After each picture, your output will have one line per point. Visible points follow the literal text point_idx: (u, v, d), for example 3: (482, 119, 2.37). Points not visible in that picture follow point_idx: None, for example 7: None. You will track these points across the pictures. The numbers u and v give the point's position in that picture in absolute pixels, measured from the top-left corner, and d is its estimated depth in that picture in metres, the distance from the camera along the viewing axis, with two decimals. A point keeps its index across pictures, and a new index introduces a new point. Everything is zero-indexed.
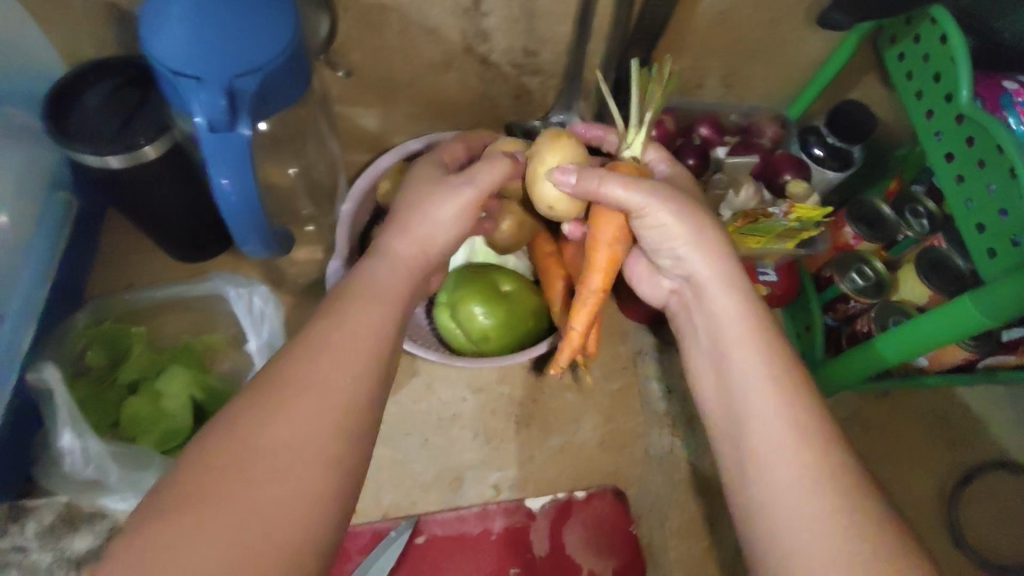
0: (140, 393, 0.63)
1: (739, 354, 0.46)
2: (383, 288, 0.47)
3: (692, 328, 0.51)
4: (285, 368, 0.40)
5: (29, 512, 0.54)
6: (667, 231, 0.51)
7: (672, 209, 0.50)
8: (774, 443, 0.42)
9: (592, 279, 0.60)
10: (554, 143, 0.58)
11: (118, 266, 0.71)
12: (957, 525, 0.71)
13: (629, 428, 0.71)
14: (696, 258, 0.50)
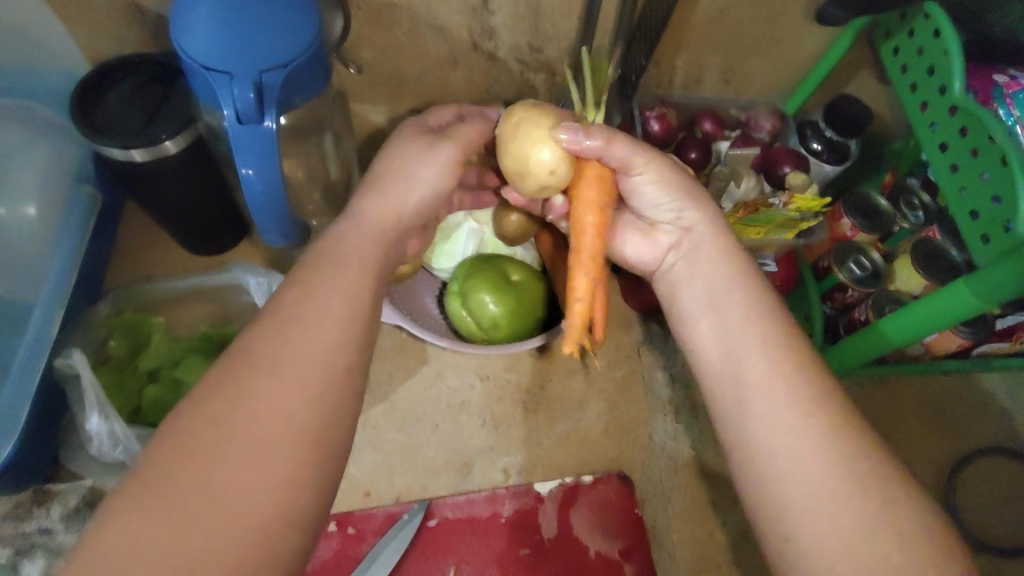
0: (160, 381, 0.65)
1: (736, 318, 0.48)
2: (359, 257, 0.47)
3: (679, 292, 0.52)
4: (256, 346, 0.40)
5: (52, 496, 0.60)
6: (663, 189, 0.54)
7: (664, 169, 0.53)
8: (772, 417, 0.43)
9: (589, 244, 0.58)
10: (535, 108, 0.55)
11: (136, 258, 0.73)
12: (954, 508, 0.73)
13: (633, 415, 0.73)
14: (690, 209, 0.53)
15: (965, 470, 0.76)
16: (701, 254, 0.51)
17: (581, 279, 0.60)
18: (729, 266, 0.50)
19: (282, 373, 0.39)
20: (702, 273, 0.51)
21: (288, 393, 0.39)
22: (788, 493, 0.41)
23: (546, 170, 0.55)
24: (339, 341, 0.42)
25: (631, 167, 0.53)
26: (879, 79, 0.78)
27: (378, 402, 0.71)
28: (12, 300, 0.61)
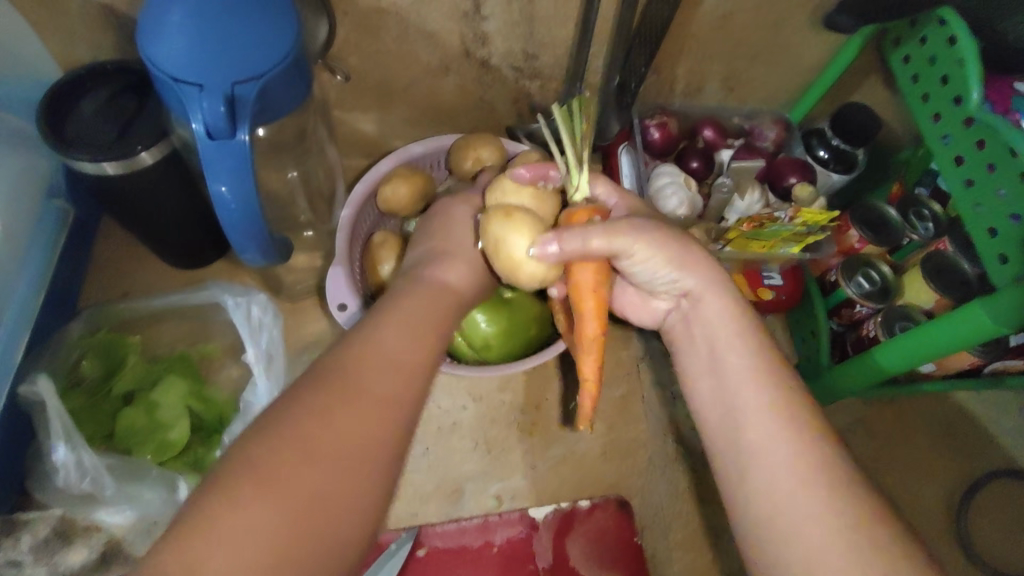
0: (134, 404, 0.62)
1: (747, 391, 0.44)
2: (424, 311, 0.44)
3: (687, 361, 0.49)
4: (332, 372, 0.38)
5: (21, 526, 0.55)
6: (657, 266, 0.48)
7: (657, 241, 0.47)
8: (778, 456, 0.41)
9: (587, 326, 0.55)
10: (505, 213, 0.51)
11: (111, 273, 0.70)
12: (965, 535, 0.70)
13: (632, 437, 0.70)
14: (688, 276, 0.48)
15: (977, 494, 0.73)
16: (704, 316, 0.48)
17: (588, 360, 0.56)
18: (737, 332, 0.46)
19: (342, 417, 0.36)
20: (701, 332, 0.48)
21: (325, 434, 0.35)
22: (798, 534, 0.39)
23: (538, 275, 0.53)
24: (389, 393, 0.39)
25: (619, 254, 0.48)
26: (888, 86, 0.75)
27: None
28: None
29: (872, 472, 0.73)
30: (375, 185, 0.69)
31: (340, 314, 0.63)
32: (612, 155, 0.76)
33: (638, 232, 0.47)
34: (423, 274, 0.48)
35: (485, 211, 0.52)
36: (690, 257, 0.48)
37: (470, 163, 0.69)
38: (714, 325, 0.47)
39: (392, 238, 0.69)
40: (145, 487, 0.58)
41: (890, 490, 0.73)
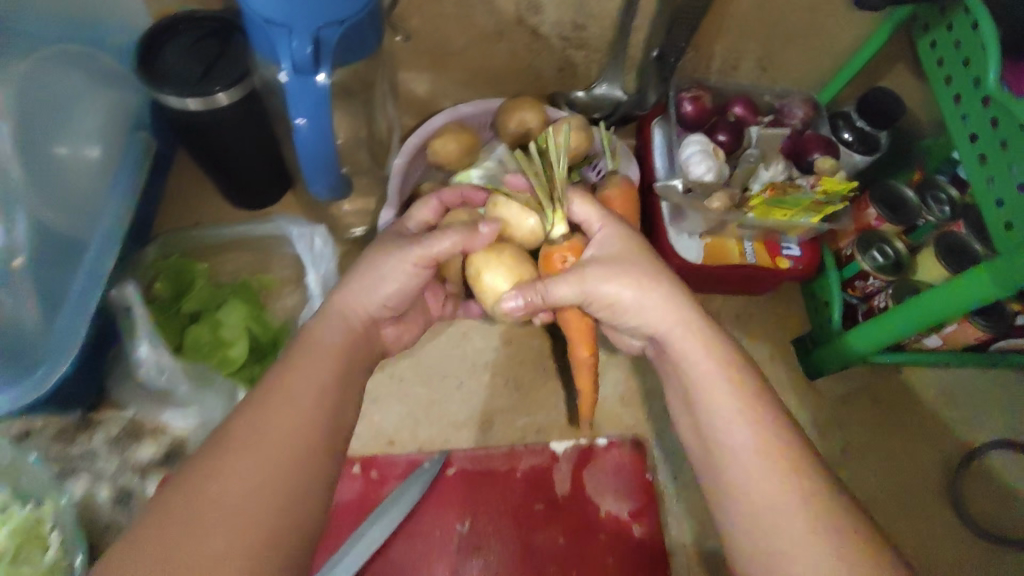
0: (201, 322, 0.69)
1: (718, 409, 0.49)
2: (326, 350, 0.49)
3: (668, 379, 0.54)
4: (264, 395, 0.44)
5: (98, 423, 0.66)
6: (624, 301, 0.53)
7: (619, 280, 0.53)
8: (747, 453, 0.46)
9: (578, 351, 0.63)
10: (490, 257, 0.60)
11: (182, 206, 0.77)
12: (958, 498, 0.76)
13: (650, 385, 0.76)
14: (651, 312, 0.52)
15: (972, 463, 0.79)
16: (674, 348, 0.52)
17: (582, 379, 0.65)
18: (708, 354, 0.51)
19: (260, 444, 0.41)
20: (669, 366, 0.53)
21: (261, 452, 0.41)
22: (770, 526, 0.44)
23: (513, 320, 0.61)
24: (306, 419, 0.44)
25: (585, 298, 0.54)
26: (917, 76, 0.79)
27: (406, 356, 0.74)
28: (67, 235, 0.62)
29: (874, 434, 0.79)
30: (428, 139, 0.74)
31: None
32: (642, 125, 0.80)
33: (601, 275, 0.53)
34: (338, 312, 0.52)
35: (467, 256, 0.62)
36: (657, 300, 0.52)
37: (515, 125, 0.75)
38: (682, 357, 0.52)
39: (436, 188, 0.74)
40: (210, 390, 0.66)
41: (889, 452, 0.78)
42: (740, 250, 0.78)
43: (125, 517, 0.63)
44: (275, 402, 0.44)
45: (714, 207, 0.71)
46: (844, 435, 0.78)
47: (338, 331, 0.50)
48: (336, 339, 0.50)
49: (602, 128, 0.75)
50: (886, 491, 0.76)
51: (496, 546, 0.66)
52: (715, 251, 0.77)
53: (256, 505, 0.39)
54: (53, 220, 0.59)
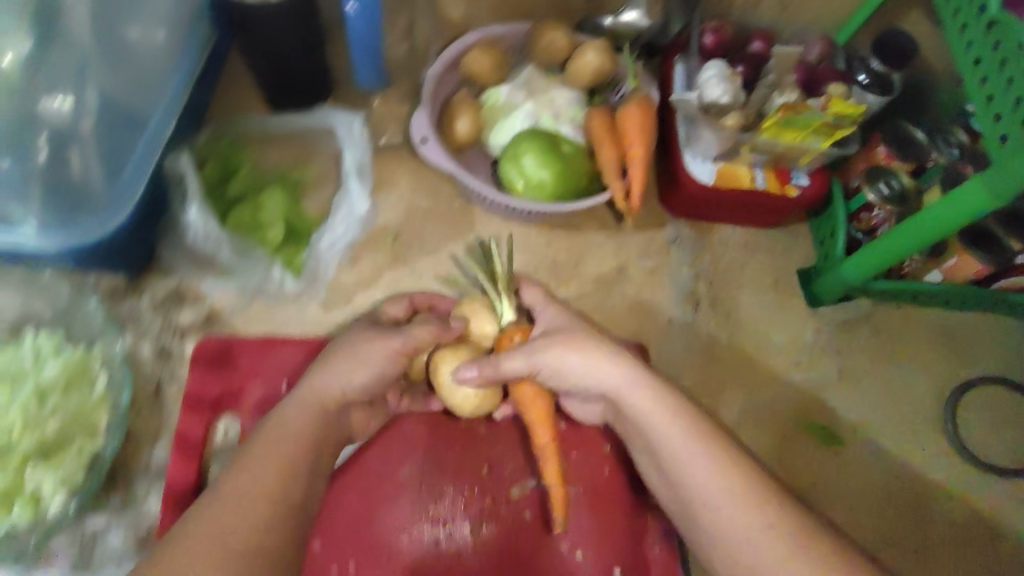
0: (244, 205, 0.74)
1: (675, 437, 0.53)
2: (301, 411, 0.53)
3: (628, 434, 0.59)
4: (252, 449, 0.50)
5: (144, 287, 0.72)
6: (572, 370, 0.59)
7: (560, 347, 0.59)
8: (682, 442, 0.53)
9: (540, 433, 0.64)
10: (449, 349, 0.65)
11: (227, 105, 0.82)
12: (950, 422, 0.80)
13: (655, 299, 0.81)
14: (598, 375, 0.57)
15: (966, 395, 0.82)
16: (625, 408, 0.57)
17: (547, 464, 0.64)
18: (651, 402, 0.55)
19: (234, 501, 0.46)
20: (628, 420, 0.57)
21: (245, 494, 0.47)
22: (705, 499, 0.50)
23: (471, 401, 0.65)
24: (282, 464, 0.49)
25: (535, 366, 0.61)
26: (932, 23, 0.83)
27: (427, 256, 0.78)
28: (127, 108, 0.65)
29: (872, 360, 0.82)
30: (462, 53, 0.79)
31: (420, 145, 0.73)
32: (664, 63, 0.85)
33: (543, 347, 0.59)
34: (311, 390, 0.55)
35: (427, 350, 0.66)
36: (603, 363, 0.57)
37: (545, 44, 0.79)
38: (632, 416, 0.56)
39: (466, 98, 0.78)
40: (252, 257, 0.69)
41: (884, 378, 0.81)
42: (752, 176, 0.81)
43: (164, 370, 0.69)
44: (243, 468, 0.49)
45: (728, 124, 0.76)
46: (841, 359, 0.81)
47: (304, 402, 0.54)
48: (295, 414, 0.53)
49: (627, 54, 0.80)
50: (880, 417, 0.79)
51: (494, 436, 0.70)
52: (726, 175, 0.81)
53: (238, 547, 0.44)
54: (117, 96, 0.63)
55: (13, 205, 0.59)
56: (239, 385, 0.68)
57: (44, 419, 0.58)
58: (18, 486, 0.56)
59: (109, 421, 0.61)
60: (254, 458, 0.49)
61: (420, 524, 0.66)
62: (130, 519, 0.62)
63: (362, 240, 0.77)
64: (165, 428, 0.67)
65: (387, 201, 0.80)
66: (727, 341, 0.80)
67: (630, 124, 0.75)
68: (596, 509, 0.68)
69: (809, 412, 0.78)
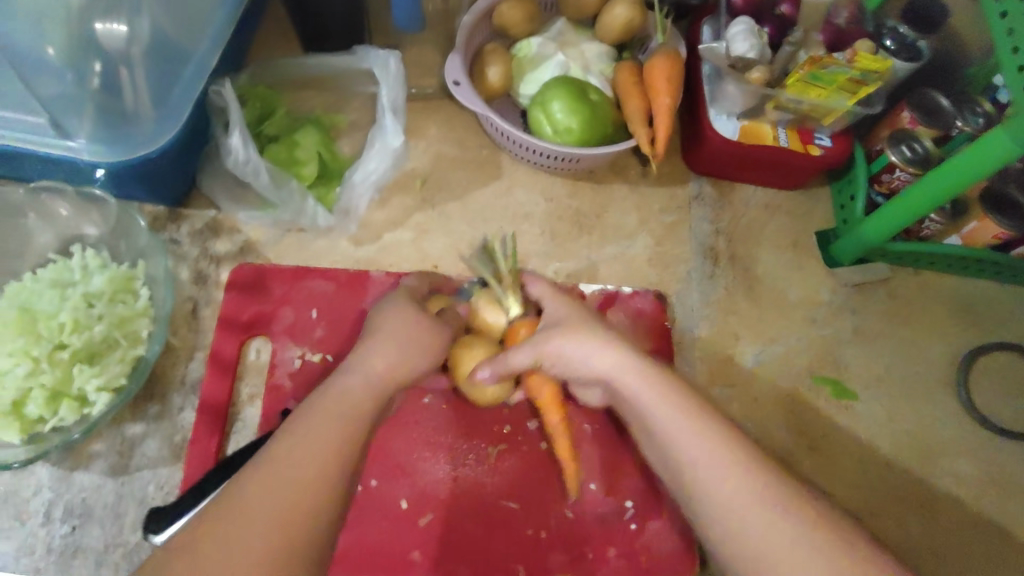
0: (280, 142, 0.76)
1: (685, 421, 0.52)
2: (345, 407, 0.52)
3: (630, 419, 0.59)
4: (284, 446, 0.48)
5: (184, 217, 0.75)
6: (575, 359, 0.58)
7: (563, 338, 0.58)
8: (676, 419, 0.52)
9: (551, 418, 0.66)
10: (461, 347, 0.66)
11: (267, 48, 0.84)
12: (962, 384, 0.80)
13: (675, 253, 0.83)
14: (600, 366, 0.57)
15: (979, 360, 0.82)
16: (628, 394, 0.56)
17: (558, 441, 0.65)
18: (655, 393, 0.54)
19: (261, 499, 0.45)
20: (627, 404, 0.57)
21: (273, 491, 0.45)
22: (711, 463, 0.50)
23: (487, 393, 0.66)
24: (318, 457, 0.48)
25: (540, 358, 0.60)
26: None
27: (455, 200, 0.81)
28: (172, 41, 0.66)
29: (887, 321, 0.83)
30: (493, 4, 0.80)
31: (453, 87, 0.75)
32: (693, 24, 0.87)
33: (550, 337, 0.59)
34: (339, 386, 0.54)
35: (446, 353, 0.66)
36: (600, 350, 0.57)
37: None
38: (634, 400, 0.55)
39: (499, 48, 0.80)
40: (289, 189, 0.72)
41: (899, 340, 0.82)
42: (775, 135, 0.82)
43: (200, 294, 0.72)
44: (279, 455, 0.48)
45: (753, 79, 0.77)
46: (856, 319, 0.82)
47: (368, 387, 0.54)
48: (356, 395, 0.53)
49: (657, 9, 0.82)
50: (893, 377, 0.80)
51: None
52: (749, 132, 0.82)
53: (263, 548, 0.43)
54: (167, 30, 0.65)
55: (71, 119, 0.62)
56: (272, 310, 0.71)
57: (92, 322, 0.62)
58: (66, 384, 0.60)
59: (150, 330, 0.64)
60: (291, 444, 0.48)
61: (438, 454, 0.67)
62: (165, 428, 0.65)
63: (390, 184, 0.80)
64: (200, 346, 0.69)
65: (417, 147, 0.82)
66: (744, 296, 0.82)
67: (653, 78, 0.77)
68: (608, 444, 0.70)
69: (820, 366, 0.80)
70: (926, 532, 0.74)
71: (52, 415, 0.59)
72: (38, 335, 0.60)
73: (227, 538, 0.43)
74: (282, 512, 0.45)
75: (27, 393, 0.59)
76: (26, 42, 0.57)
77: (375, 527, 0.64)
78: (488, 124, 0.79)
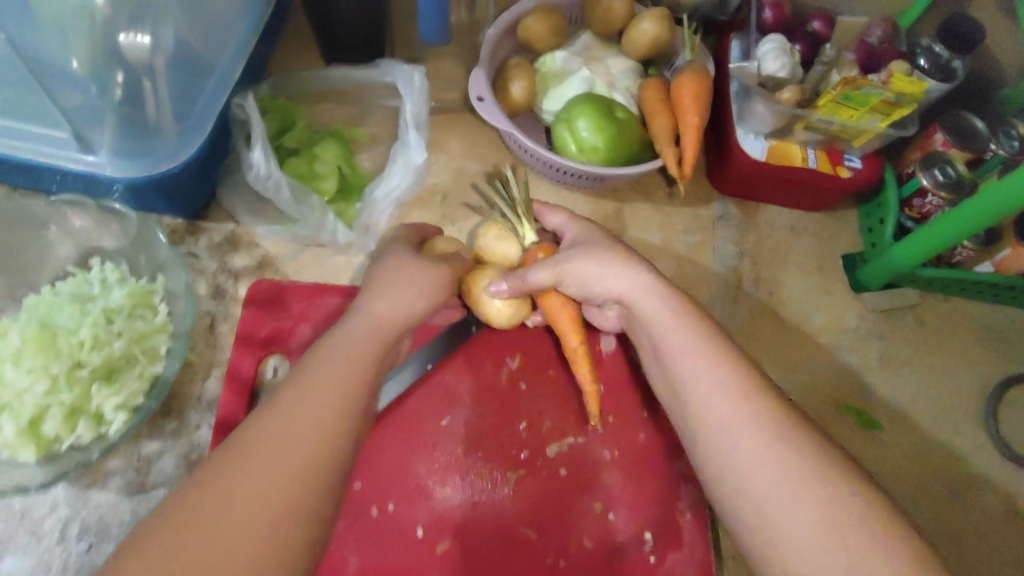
0: (300, 155, 0.75)
1: (732, 433, 0.52)
2: (362, 360, 0.52)
3: (642, 342, 0.63)
4: (304, 384, 0.48)
5: (203, 231, 0.74)
6: (591, 278, 0.64)
7: (581, 257, 0.64)
8: (687, 341, 0.57)
9: (569, 338, 0.69)
10: (478, 271, 0.70)
11: (288, 59, 0.83)
12: (993, 416, 0.78)
13: (698, 275, 0.81)
14: (614, 282, 0.63)
15: (1009, 391, 0.80)
16: (639, 310, 0.61)
17: (580, 367, 0.68)
18: (666, 307, 0.60)
19: (279, 441, 0.45)
20: (639, 323, 0.62)
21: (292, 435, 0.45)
22: (756, 485, 0.49)
23: (506, 313, 0.70)
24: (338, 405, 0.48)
25: (558, 277, 0.66)
26: (1010, 16, 0.81)
27: (476, 217, 0.79)
28: (196, 52, 0.66)
29: (915, 350, 0.81)
30: (520, 17, 0.79)
31: (476, 103, 0.74)
32: (721, 40, 0.85)
33: (566, 257, 0.65)
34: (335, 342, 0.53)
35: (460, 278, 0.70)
36: (619, 270, 0.63)
37: (601, 13, 0.80)
38: (647, 318, 0.61)
39: (523, 62, 0.79)
40: (308, 205, 0.71)
41: (928, 369, 0.80)
42: (804, 155, 0.81)
43: (219, 308, 0.71)
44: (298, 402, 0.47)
45: (784, 98, 0.75)
46: (883, 346, 0.81)
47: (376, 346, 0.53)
48: (367, 364, 0.52)
49: (686, 25, 0.80)
50: (922, 405, 0.78)
51: (523, 402, 0.70)
52: (777, 152, 0.80)
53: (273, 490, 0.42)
54: (191, 41, 0.64)
55: (92, 132, 0.62)
56: (290, 326, 0.70)
57: (111, 339, 0.61)
58: (84, 401, 0.59)
59: (169, 347, 0.64)
60: (310, 388, 0.48)
61: (459, 474, 0.66)
62: (181, 446, 0.64)
63: (411, 199, 0.78)
64: (218, 362, 0.69)
65: (439, 162, 0.81)
66: (769, 320, 0.80)
67: (681, 95, 0.75)
68: (631, 470, 0.68)
69: (846, 394, 0.78)
70: (956, 564, 0.72)
71: (69, 433, 0.58)
72: (56, 352, 0.59)
73: (240, 498, 0.42)
74: (298, 471, 0.44)
75: (45, 410, 0.57)
76: (51, 50, 0.56)
77: (392, 551, 0.63)
78: (511, 141, 0.78)
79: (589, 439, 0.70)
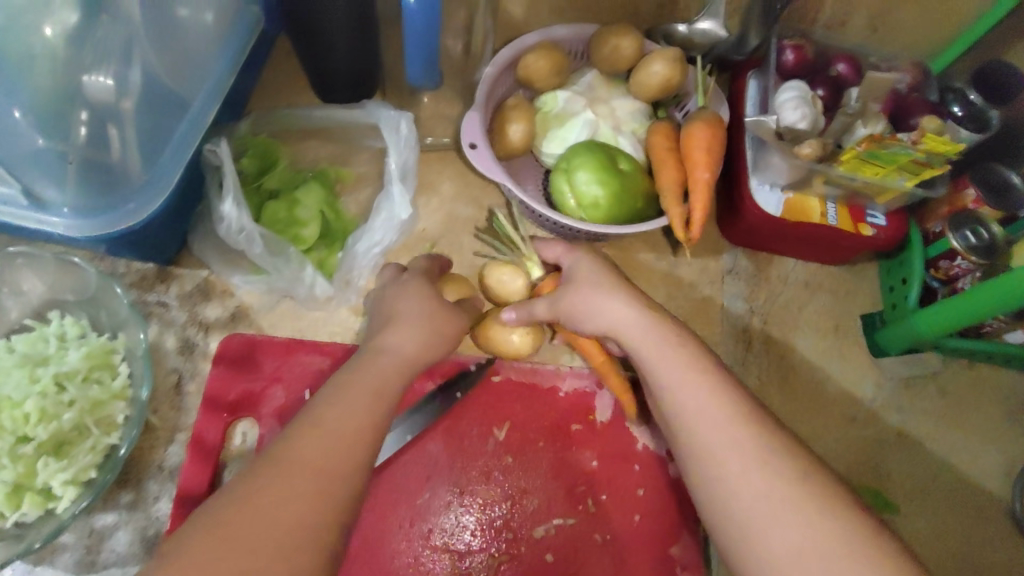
0: (280, 199, 0.70)
1: (756, 503, 0.46)
2: (353, 428, 0.47)
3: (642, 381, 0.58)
4: (291, 451, 0.45)
5: (173, 278, 0.69)
6: (593, 310, 0.59)
7: (583, 290, 0.60)
8: (700, 397, 0.51)
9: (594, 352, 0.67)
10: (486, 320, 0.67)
11: (273, 91, 0.79)
12: (1020, 499, 0.72)
13: (704, 334, 0.76)
14: (616, 313, 0.58)
15: None
16: (638, 346, 0.56)
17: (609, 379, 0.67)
18: (676, 349, 0.54)
19: (269, 500, 0.42)
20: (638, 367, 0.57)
21: (285, 514, 0.41)
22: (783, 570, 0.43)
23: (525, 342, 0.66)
24: (330, 471, 0.44)
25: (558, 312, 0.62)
26: None
27: (466, 266, 0.74)
28: (168, 88, 0.61)
29: (936, 422, 0.75)
30: (519, 53, 0.73)
31: (469, 150, 0.68)
32: (736, 80, 0.79)
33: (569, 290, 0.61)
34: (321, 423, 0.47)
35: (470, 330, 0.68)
36: (613, 303, 0.58)
37: (608, 51, 0.74)
38: (648, 352, 0.55)
39: (522, 102, 0.73)
40: (285, 259, 0.66)
41: (950, 444, 0.74)
42: (823, 210, 0.75)
43: (186, 366, 0.66)
44: (283, 482, 0.43)
45: (804, 153, 0.68)
46: (902, 418, 0.75)
47: (362, 415, 0.49)
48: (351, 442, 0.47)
49: (698, 66, 0.74)
50: (941, 483, 0.73)
51: (510, 475, 0.66)
52: (794, 207, 0.74)
53: (256, 557, 0.39)
54: (161, 77, 0.59)
55: (46, 187, 0.55)
56: (261, 389, 0.65)
57: (61, 410, 0.56)
58: (30, 478, 0.55)
59: (126, 415, 0.59)
60: (303, 449, 0.45)
61: (438, 556, 0.62)
62: (138, 520, 0.60)
63: (397, 247, 0.73)
64: (183, 426, 0.64)
65: (428, 206, 0.76)
66: (779, 385, 0.74)
67: (692, 147, 0.69)
68: (620, 558, 0.64)
69: (860, 472, 0.72)
70: None
71: (13, 510, 0.54)
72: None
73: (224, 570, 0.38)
74: (277, 543, 0.40)
75: None
76: None
77: None
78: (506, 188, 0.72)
79: (579, 520, 0.65)
